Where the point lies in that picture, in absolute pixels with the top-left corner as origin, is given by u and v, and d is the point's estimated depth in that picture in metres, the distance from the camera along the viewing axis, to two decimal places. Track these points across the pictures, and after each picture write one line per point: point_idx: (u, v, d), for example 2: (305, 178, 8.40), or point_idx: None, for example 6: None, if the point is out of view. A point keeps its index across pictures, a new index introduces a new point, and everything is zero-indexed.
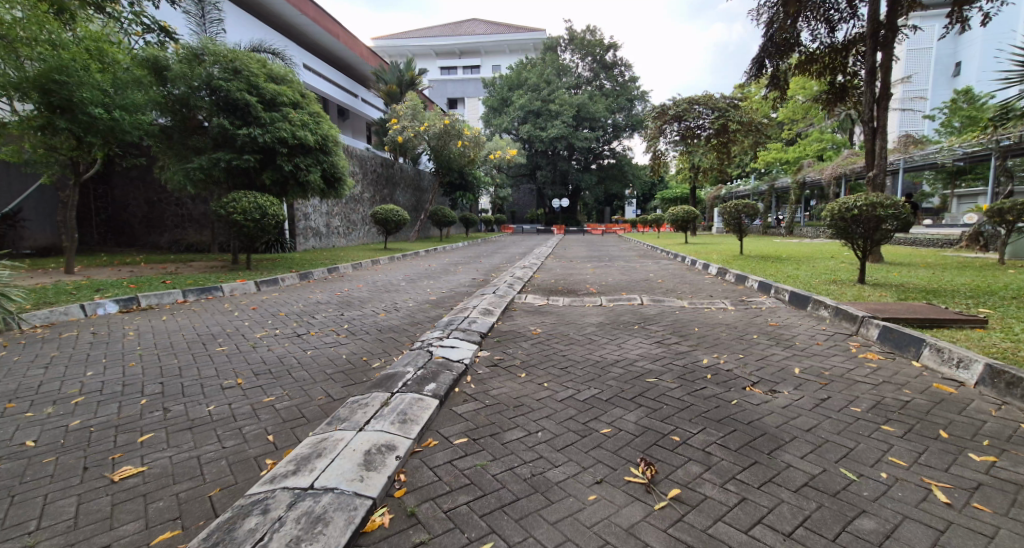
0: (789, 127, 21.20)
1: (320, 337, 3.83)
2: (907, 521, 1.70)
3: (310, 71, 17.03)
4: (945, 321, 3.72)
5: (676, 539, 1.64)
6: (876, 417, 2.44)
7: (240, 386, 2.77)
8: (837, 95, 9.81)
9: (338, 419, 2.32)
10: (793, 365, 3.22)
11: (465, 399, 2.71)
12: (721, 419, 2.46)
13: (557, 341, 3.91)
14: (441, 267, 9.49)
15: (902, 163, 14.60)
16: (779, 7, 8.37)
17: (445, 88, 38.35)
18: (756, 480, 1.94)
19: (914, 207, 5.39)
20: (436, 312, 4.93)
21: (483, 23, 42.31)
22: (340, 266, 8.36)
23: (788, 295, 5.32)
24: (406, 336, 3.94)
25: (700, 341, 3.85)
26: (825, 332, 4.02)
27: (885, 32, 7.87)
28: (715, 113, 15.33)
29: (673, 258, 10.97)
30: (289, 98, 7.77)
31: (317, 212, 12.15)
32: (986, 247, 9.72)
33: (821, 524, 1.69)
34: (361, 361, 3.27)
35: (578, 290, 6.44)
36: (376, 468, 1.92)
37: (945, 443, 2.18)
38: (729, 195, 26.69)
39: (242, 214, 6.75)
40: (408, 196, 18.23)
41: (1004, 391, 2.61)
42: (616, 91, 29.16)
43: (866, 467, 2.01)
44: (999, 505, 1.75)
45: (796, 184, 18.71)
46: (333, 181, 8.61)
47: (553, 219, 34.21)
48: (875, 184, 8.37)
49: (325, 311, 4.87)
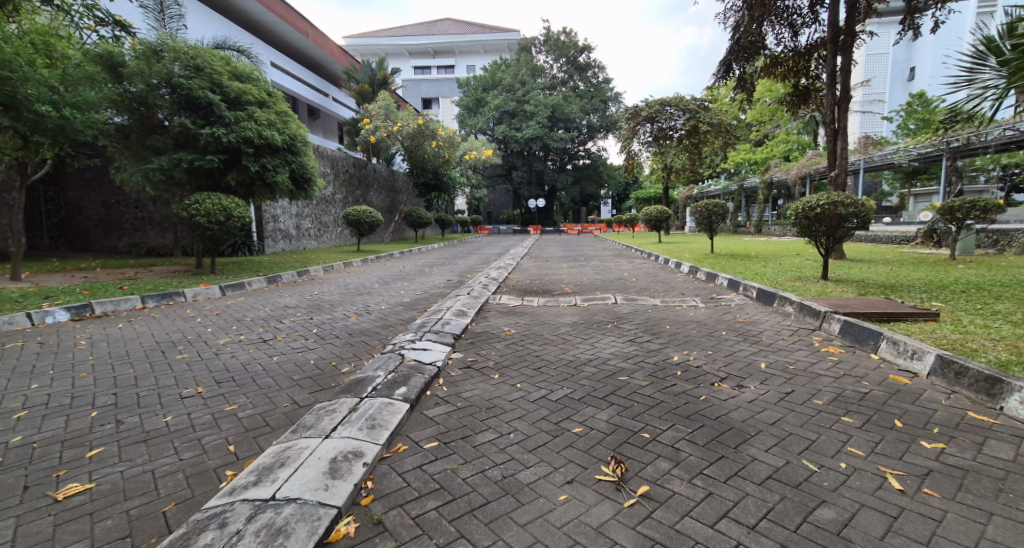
0: (757, 128, 21.80)
1: (288, 343, 3.73)
2: (863, 509, 1.76)
3: (278, 70, 16.62)
4: (902, 315, 3.88)
5: (645, 537, 1.66)
6: (837, 409, 2.52)
7: (200, 395, 2.67)
8: (801, 97, 10.16)
9: (304, 427, 2.26)
10: (759, 360, 3.31)
11: (437, 402, 2.68)
12: (689, 415, 2.50)
13: (530, 342, 3.92)
14: (415, 269, 9.39)
15: (863, 163, 15.20)
16: (745, 11, 8.58)
17: (419, 87, 37.96)
18: (722, 474, 1.99)
19: (874, 206, 5.60)
20: (409, 314, 4.89)
21: (457, 23, 42.23)
22: (310, 269, 8.19)
23: (755, 292, 5.47)
24: (378, 339, 3.88)
25: (671, 339, 3.91)
26: (790, 327, 4.14)
27: (845, 36, 8.17)
28: (685, 114, 15.60)
29: (647, 257, 11.16)
30: (255, 96, 7.53)
31: (287, 214, 11.87)
32: (939, 244, 10.29)
33: (783, 516, 1.74)
34: (330, 367, 3.19)
35: (553, 290, 6.47)
36: (342, 476, 1.88)
37: (900, 433, 2.27)
38: (701, 194, 27.25)
39: (205, 216, 6.52)
40: (382, 196, 17.96)
41: (953, 380, 2.74)
42: (590, 92, 29.45)
43: (827, 458, 2.08)
44: (948, 490, 1.84)
45: (764, 184, 19.29)
46: (302, 182, 8.44)
47: (529, 220, 34.33)
48: (837, 183, 8.66)
49: (294, 315, 4.75)
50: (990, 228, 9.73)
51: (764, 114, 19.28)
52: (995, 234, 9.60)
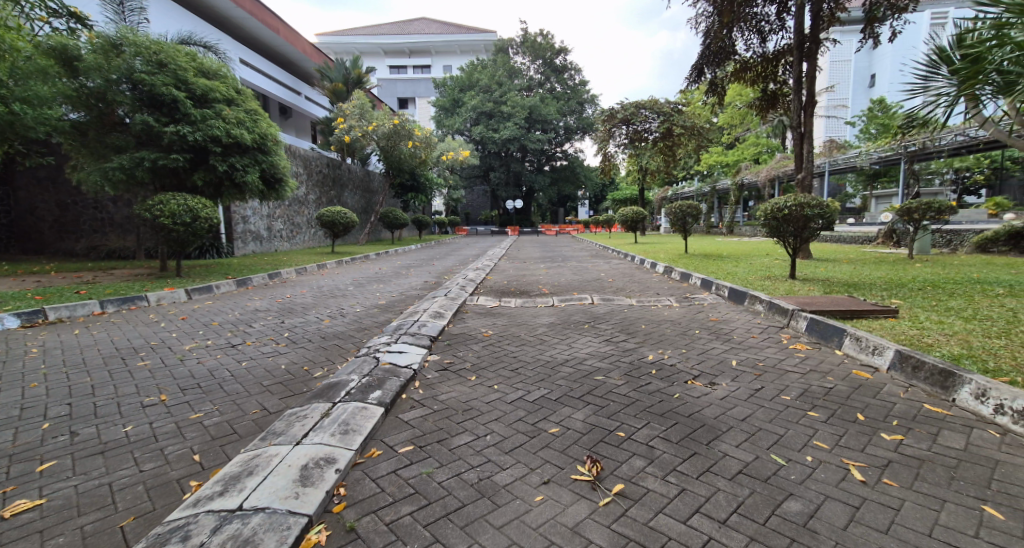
0: (729, 132, 22.33)
1: (258, 347, 3.63)
2: (828, 500, 1.81)
3: (247, 67, 16.24)
4: (864, 312, 4.02)
5: (620, 535, 1.68)
6: (804, 404, 2.60)
7: (163, 403, 2.58)
8: (769, 101, 10.45)
9: (273, 434, 2.21)
10: (731, 358, 3.39)
11: (413, 405, 2.65)
12: (664, 413, 2.54)
13: (507, 343, 3.92)
14: (391, 271, 9.30)
15: (828, 166, 15.73)
16: (715, 17, 8.78)
17: (395, 87, 37.55)
18: (694, 470, 2.02)
19: (838, 207, 5.80)
20: (385, 316, 4.84)
21: (434, 23, 42.05)
22: (282, 271, 8.00)
23: (727, 291, 5.60)
24: (352, 343, 3.81)
25: (646, 338, 3.97)
26: (759, 325, 4.26)
27: (810, 44, 8.45)
28: (660, 117, 15.88)
29: (623, 257, 11.31)
30: (223, 94, 7.32)
31: (257, 215, 11.58)
32: (898, 243, 10.73)
33: (753, 509, 1.78)
34: (302, 371, 3.12)
35: (531, 290, 6.50)
36: (313, 483, 1.84)
37: (862, 426, 2.35)
38: (675, 196, 27.75)
39: (170, 217, 6.30)
40: (357, 197, 17.71)
41: (911, 374, 2.86)
42: (566, 94, 29.69)
43: (794, 452, 2.14)
44: (906, 480, 1.91)
45: (736, 186, 19.77)
46: (273, 182, 8.25)
47: (506, 221, 34.35)
48: (805, 185, 8.92)
49: (264, 319, 4.63)
50: (944, 228, 10.20)
51: (735, 118, 19.78)
52: (949, 234, 10.06)
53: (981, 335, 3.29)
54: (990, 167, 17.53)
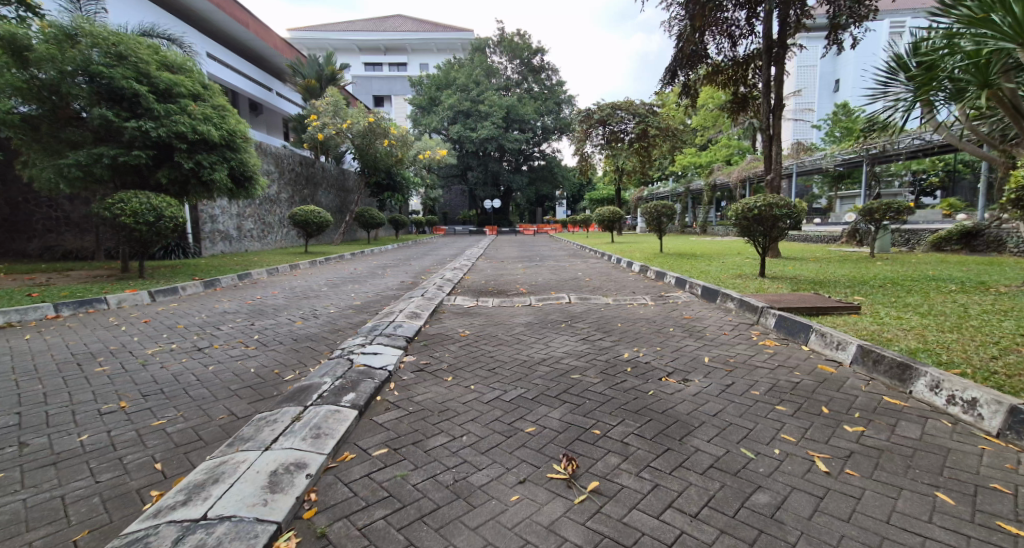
0: (702, 133, 22.78)
1: (227, 351, 3.53)
2: (795, 492, 1.86)
3: (214, 61, 15.72)
4: (829, 309, 4.15)
5: (594, 532, 1.69)
6: (772, 399, 2.67)
7: (123, 411, 2.48)
8: (740, 104, 10.71)
9: (241, 439, 2.15)
10: (703, 355, 3.46)
11: (388, 407, 2.61)
12: (638, 410, 2.57)
13: (484, 342, 3.91)
14: (366, 271, 9.18)
15: (796, 168, 16.21)
16: (688, 21, 8.93)
17: (370, 84, 37.03)
18: (667, 466, 2.05)
19: (806, 207, 5.98)
20: (360, 317, 4.76)
21: (410, 21, 41.67)
22: (252, 272, 7.78)
23: (700, 289, 5.71)
24: (325, 344, 3.74)
25: (622, 336, 4.01)
26: (731, 322, 4.36)
27: (778, 49, 8.69)
28: (635, 118, 16.09)
29: (599, 257, 11.43)
30: (188, 88, 7.09)
31: (226, 215, 11.26)
32: (862, 243, 11.13)
33: (723, 503, 1.82)
34: (272, 375, 3.04)
35: (509, 290, 6.49)
36: (282, 490, 1.80)
37: (826, 418, 2.43)
38: (651, 196, 28.17)
39: (131, 216, 6.06)
40: (331, 196, 17.41)
41: (872, 367, 2.97)
42: (544, 94, 29.81)
43: (762, 445, 2.19)
44: (866, 469, 1.98)
45: (709, 186, 20.18)
46: (243, 180, 8.04)
47: (484, 221, 34.26)
48: (773, 186, 9.17)
49: (233, 321, 4.50)
50: (903, 228, 10.64)
51: (708, 120, 20.21)
52: (907, 233, 10.50)
53: (936, 330, 3.44)
54: (944, 171, 18.39)
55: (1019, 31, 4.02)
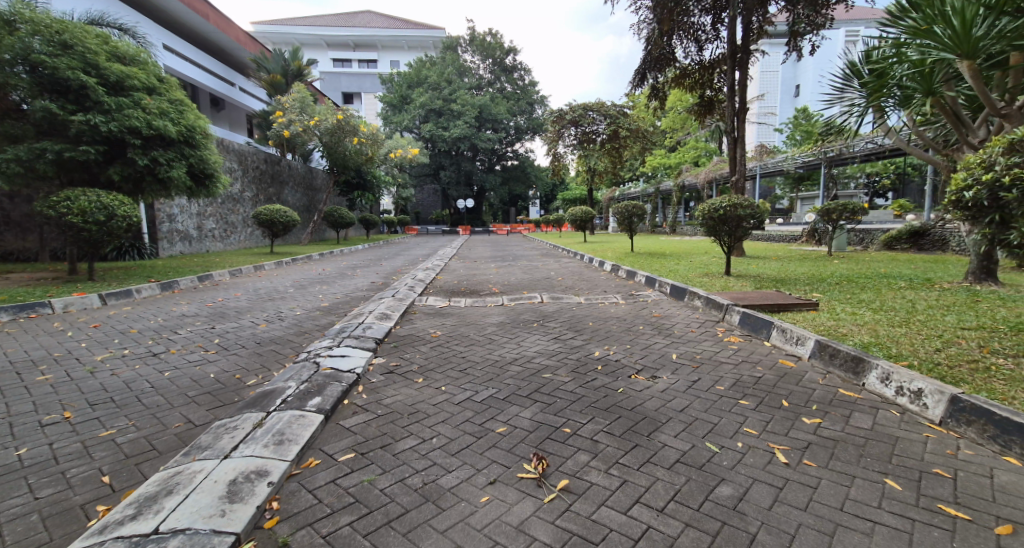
0: (671, 135, 23.27)
1: (185, 356, 3.38)
2: (756, 483, 1.92)
3: (169, 52, 15.03)
4: (790, 306, 4.30)
5: (563, 530, 1.70)
6: (736, 394, 2.75)
7: (68, 421, 2.35)
8: (706, 107, 10.98)
9: (198, 448, 2.07)
10: (671, 352, 3.54)
11: (355, 411, 2.56)
12: (608, 407, 2.60)
13: (456, 343, 3.88)
14: (335, 271, 8.98)
15: (759, 170, 16.76)
16: (656, 24, 9.09)
17: (339, 81, 36.29)
18: (636, 462, 2.08)
19: (768, 208, 6.18)
20: (328, 319, 4.66)
21: (380, 17, 41.07)
22: (213, 273, 7.51)
23: (668, 288, 5.83)
24: (291, 347, 3.64)
25: (593, 335, 4.05)
26: (698, 320, 4.46)
27: (742, 54, 8.95)
28: (606, 119, 16.30)
29: (571, 256, 11.53)
30: (142, 81, 6.78)
31: (185, 214, 10.83)
32: (820, 242, 11.60)
33: (688, 496, 1.86)
34: (233, 380, 2.93)
35: (481, 290, 6.48)
36: (241, 499, 1.74)
37: (786, 411, 2.51)
38: (622, 196, 28.60)
39: (79, 215, 5.75)
40: (298, 195, 16.98)
41: (829, 361, 3.09)
42: (516, 94, 29.85)
43: (726, 439, 2.25)
44: (822, 459, 2.06)
45: (678, 187, 20.63)
46: (203, 178, 7.76)
47: (457, 220, 34.07)
48: (738, 187, 9.44)
49: (191, 325, 4.33)
50: (858, 228, 11.12)
51: (676, 122, 20.68)
52: (861, 233, 10.99)
53: (887, 325, 3.60)
54: (895, 173, 19.36)
55: (957, 43, 4.27)
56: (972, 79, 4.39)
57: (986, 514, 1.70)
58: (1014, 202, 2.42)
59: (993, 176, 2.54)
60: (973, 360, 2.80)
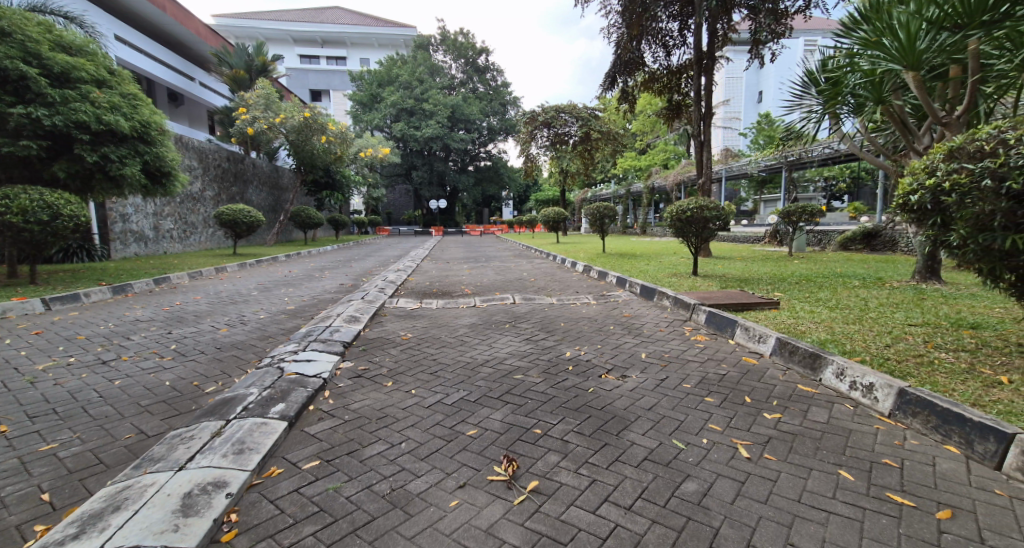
0: (641, 138, 23.71)
1: (137, 363, 3.22)
2: (720, 478, 1.97)
3: (122, 43, 14.37)
4: (753, 305, 4.44)
5: (532, 532, 1.69)
6: (702, 391, 2.81)
7: (5, 436, 2.20)
8: (674, 110, 11.22)
9: (150, 460, 1.97)
10: (641, 351, 3.59)
11: (321, 417, 2.50)
12: (578, 407, 2.62)
13: (427, 345, 3.84)
14: (302, 273, 8.75)
15: (725, 173, 17.27)
16: (625, 29, 9.25)
17: (306, 78, 35.48)
18: (605, 461, 2.10)
19: (733, 210, 6.36)
20: (294, 322, 4.53)
21: (350, 14, 40.40)
22: (171, 276, 7.20)
23: (638, 288, 5.94)
24: (254, 352, 3.53)
25: (564, 336, 4.08)
26: (666, 319, 4.56)
27: (707, 60, 9.19)
28: (578, 121, 16.47)
29: (543, 257, 11.60)
30: (91, 73, 6.46)
31: (140, 213, 10.37)
32: (782, 242, 12.05)
33: (655, 494, 1.88)
34: (190, 388, 2.81)
35: (453, 291, 6.44)
36: (196, 513, 1.67)
37: (749, 407, 2.58)
38: (594, 197, 28.94)
39: (20, 214, 5.40)
40: (263, 195, 16.49)
41: (788, 357, 3.20)
42: (489, 94, 29.82)
43: (692, 436, 2.30)
44: (782, 453, 2.13)
45: (648, 189, 21.05)
46: (159, 175, 7.44)
47: (430, 221, 33.76)
48: (705, 189, 9.69)
49: (145, 330, 4.14)
50: (816, 229, 11.59)
51: (646, 125, 21.10)
52: (820, 234, 11.46)
53: (842, 322, 3.76)
54: (850, 177, 20.29)
55: (904, 55, 4.51)
56: (916, 90, 4.61)
57: (929, 500, 1.79)
58: (954, 205, 2.59)
59: (935, 180, 2.70)
60: (918, 354, 2.96)
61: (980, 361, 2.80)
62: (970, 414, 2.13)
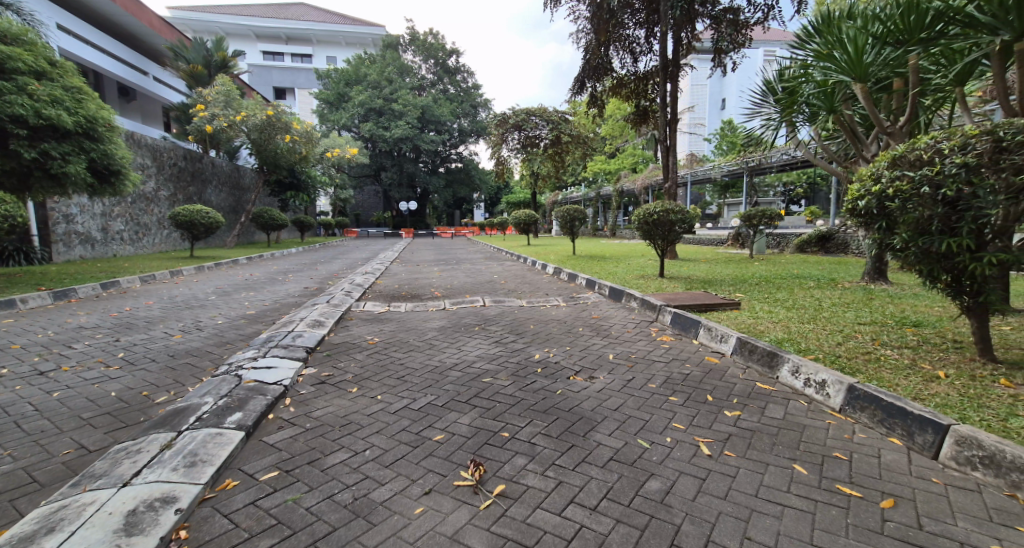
0: (610, 142, 24.11)
1: (79, 374, 3.03)
2: (682, 476, 2.00)
3: (65, 33, 13.61)
4: (716, 306, 4.56)
5: (498, 536, 1.68)
6: (667, 391, 2.86)
7: None
8: (641, 115, 11.46)
9: (91, 477, 1.86)
10: (608, 352, 3.64)
11: (281, 426, 2.41)
12: (546, 409, 2.62)
13: (394, 349, 3.77)
14: (264, 276, 8.50)
15: (690, 177, 17.76)
16: (594, 34, 9.39)
17: (270, 76, 34.46)
18: (572, 462, 2.11)
19: (697, 213, 6.53)
20: (254, 328, 4.37)
21: (316, 11, 39.48)
22: (121, 280, 6.84)
23: (607, 290, 6.02)
24: (210, 360, 3.38)
25: (533, 338, 4.09)
26: (634, 320, 4.63)
27: (673, 67, 9.42)
28: (549, 124, 16.59)
29: (514, 260, 11.64)
30: (28, 64, 6.00)
31: (86, 214, 9.83)
32: (744, 244, 12.49)
33: (620, 493, 1.90)
34: (139, 398, 2.67)
35: (423, 294, 6.37)
36: (141, 531, 1.58)
37: (710, 405, 2.65)
38: (564, 200, 29.25)
39: None
40: (223, 195, 15.89)
41: (747, 355, 3.31)
42: (459, 96, 29.68)
43: (656, 435, 2.34)
44: (741, 449, 2.19)
45: (617, 192, 21.43)
46: (107, 173, 7.08)
47: (399, 223, 33.33)
48: (671, 192, 9.92)
49: (90, 338, 3.91)
50: (775, 232, 12.07)
51: (615, 129, 21.47)
52: (779, 237, 11.92)
53: (797, 321, 3.92)
54: (807, 183, 21.25)
55: (853, 67, 4.74)
56: (864, 101, 4.86)
57: (874, 490, 1.87)
58: (897, 210, 2.74)
59: (880, 187, 2.80)
60: (866, 351, 3.11)
61: (921, 357, 2.97)
62: (911, 407, 2.24)
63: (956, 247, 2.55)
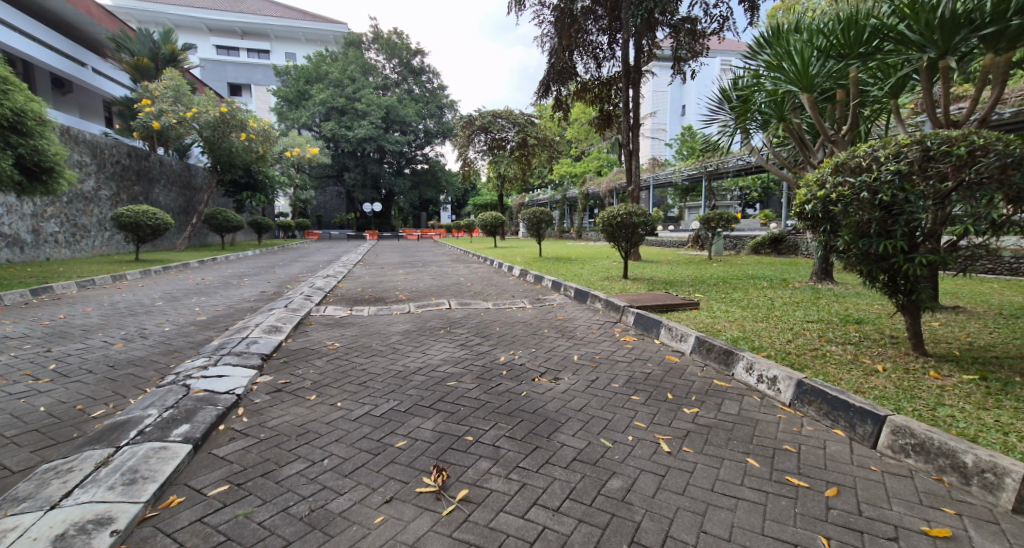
0: (575, 146, 24.43)
1: (3, 388, 2.80)
2: (643, 474, 2.04)
3: None
4: (677, 306, 4.68)
5: (460, 541, 1.66)
6: (629, 390, 2.91)
7: None
8: (605, 120, 11.67)
9: (15, 500, 1.72)
10: (573, 353, 3.67)
11: (233, 437, 2.30)
12: (510, 412, 2.61)
13: (356, 354, 3.68)
14: (217, 280, 8.13)
15: (653, 181, 18.20)
16: (558, 39, 9.52)
17: (223, 70, 33.10)
18: (535, 464, 2.11)
19: (659, 216, 6.71)
20: (205, 335, 4.17)
21: (274, 6, 38.17)
22: (55, 286, 6.39)
23: (572, 292, 6.08)
24: (156, 369, 3.20)
25: (499, 340, 4.07)
26: (598, 321, 4.69)
27: (635, 73, 9.64)
28: (515, 127, 16.64)
29: (480, 262, 11.61)
30: None
31: (14, 214, 9.15)
32: (704, 247, 12.88)
33: (582, 493, 1.91)
34: (74, 413, 2.50)
35: (387, 297, 6.25)
36: None
37: (670, 403, 2.71)
38: (531, 203, 29.43)
39: None
40: (172, 195, 15.14)
41: (706, 354, 3.40)
42: (425, 96, 29.37)
43: (618, 434, 2.37)
44: (698, 445, 2.25)
45: (582, 195, 21.72)
46: (36, 170, 6.58)
47: (363, 225, 32.67)
48: (633, 195, 10.14)
49: (18, 349, 3.62)
50: (733, 235, 12.50)
51: (580, 132, 21.74)
52: (736, 240, 12.37)
53: (752, 320, 4.07)
54: (761, 187, 22.16)
55: (800, 78, 4.97)
56: (810, 110, 5.10)
57: (820, 480, 1.96)
58: (839, 214, 2.87)
59: (825, 192, 2.95)
60: (814, 348, 3.26)
61: (863, 352, 3.14)
62: (853, 400, 2.36)
63: (891, 249, 2.70)
